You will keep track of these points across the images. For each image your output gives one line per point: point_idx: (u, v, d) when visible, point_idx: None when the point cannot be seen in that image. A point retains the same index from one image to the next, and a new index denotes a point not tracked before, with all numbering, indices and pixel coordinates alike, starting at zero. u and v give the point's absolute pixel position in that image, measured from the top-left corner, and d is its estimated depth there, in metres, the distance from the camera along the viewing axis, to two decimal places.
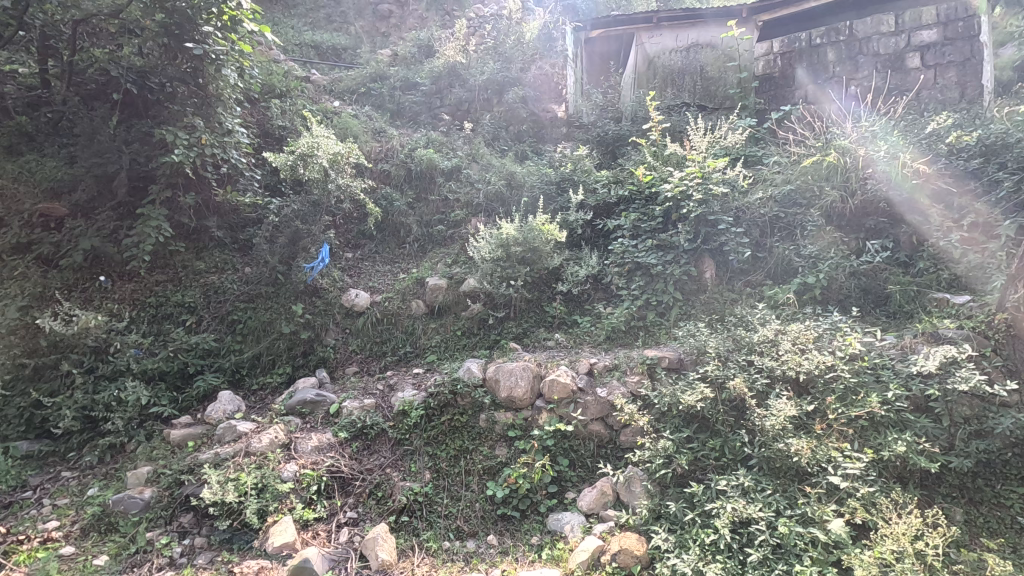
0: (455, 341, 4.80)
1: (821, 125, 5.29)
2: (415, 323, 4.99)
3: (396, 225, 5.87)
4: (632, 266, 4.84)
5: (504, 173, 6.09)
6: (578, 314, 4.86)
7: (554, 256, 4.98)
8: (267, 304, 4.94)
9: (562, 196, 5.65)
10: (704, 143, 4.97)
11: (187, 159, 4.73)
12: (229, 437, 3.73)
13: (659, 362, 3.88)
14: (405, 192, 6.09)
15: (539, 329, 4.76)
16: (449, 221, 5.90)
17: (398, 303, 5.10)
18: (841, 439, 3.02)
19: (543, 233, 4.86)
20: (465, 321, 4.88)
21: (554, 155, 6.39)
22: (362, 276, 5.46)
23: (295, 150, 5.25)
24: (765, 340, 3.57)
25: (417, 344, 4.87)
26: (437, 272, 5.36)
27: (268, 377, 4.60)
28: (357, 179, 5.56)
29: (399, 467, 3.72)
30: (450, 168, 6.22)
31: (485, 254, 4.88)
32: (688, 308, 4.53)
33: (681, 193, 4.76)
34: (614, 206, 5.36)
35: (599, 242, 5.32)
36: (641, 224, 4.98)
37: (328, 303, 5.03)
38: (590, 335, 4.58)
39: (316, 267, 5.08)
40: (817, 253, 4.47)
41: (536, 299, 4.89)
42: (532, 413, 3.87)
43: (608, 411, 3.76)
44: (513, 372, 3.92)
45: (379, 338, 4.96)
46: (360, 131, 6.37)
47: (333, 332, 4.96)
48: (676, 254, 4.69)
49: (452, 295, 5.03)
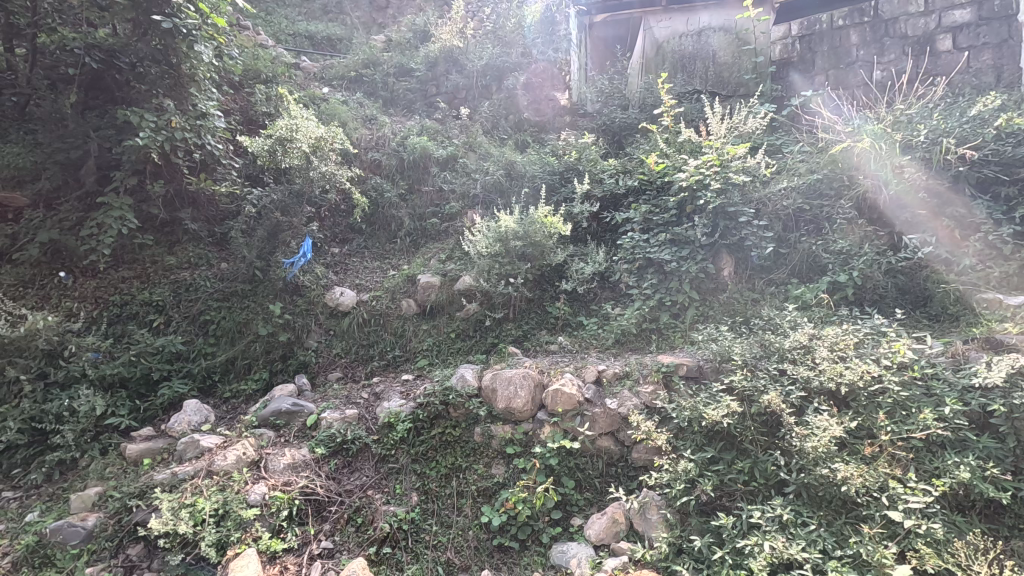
0: (449, 344, 4.37)
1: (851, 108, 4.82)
2: (405, 324, 4.57)
3: (387, 218, 5.45)
4: (643, 262, 4.40)
5: (503, 162, 5.65)
6: (584, 315, 4.45)
7: (557, 252, 4.55)
8: (243, 303, 4.52)
9: (566, 187, 5.22)
10: (722, 128, 4.53)
11: (154, 144, 4.28)
12: (190, 454, 3.31)
13: (675, 370, 3.45)
14: (397, 183, 5.66)
15: (541, 331, 4.34)
16: (444, 214, 5.47)
17: (387, 302, 4.68)
18: (893, 464, 2.60)
19: (546, 226, 4.45)
20: (461, 323, 4.46)
21: (558, 143, 5.95)
22: (349, 273, 5.04)
23: (272, 133, 4.71)
24: (798, 346, 3.14)
25: (408, 347, 4.46)
26: (430, 268, 4.93)
27: (242, 384, 4.20)
28: (344, 167, 5.12)
29: (382, 487, 3.31)
30: (446, 158, 5.79)
31: (481, 249, 4.45)
32: (705, 309, 4.13)
33: (699, 183, 4.32)
34: (623, 198, 4.93)
35: (607, 236, 4.89)
36: (652, 217, 4.56)
37: (310, 303, 4.62)
38: (598, 338, 4.15)
39: (296, 262, 4.64)
40: (848, 248, 4.03)
41: (537, 299, 4.48)
42: (533, 426, 3.46)
43: (619, 425, 3.36)
44: (512, 380, 3.51)
45: (366, 341, 4.55)
46: (349, 118, 5.93)
47: (316, 334, 4.56)
48: (692, 250, 4.27)
49: (446, 293, 4.61)
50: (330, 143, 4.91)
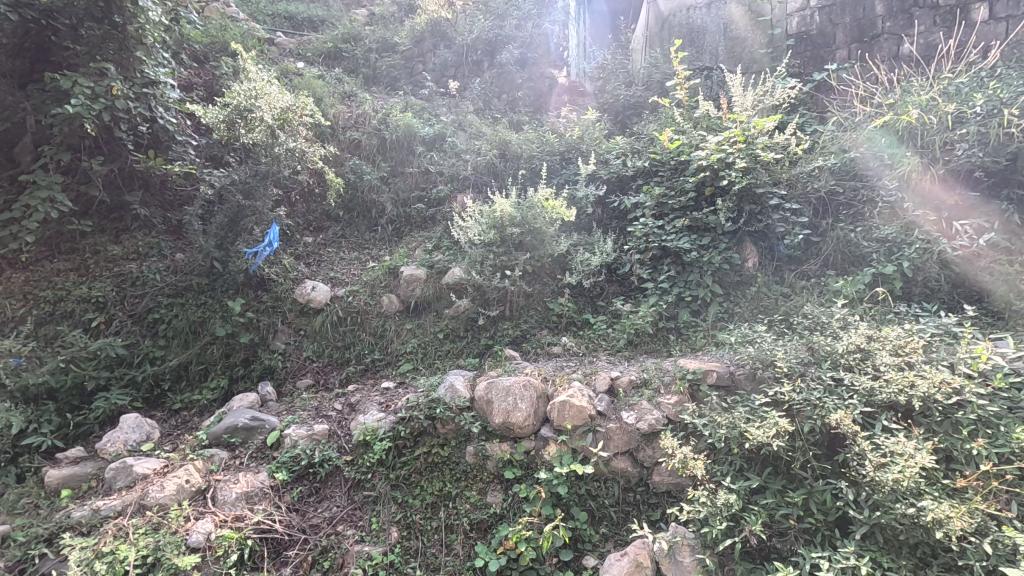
0: (436, 347, 3.82)
1: (893, 77, 4.23)
2: (385, 323, 4.01)
3: (367, 204, 4.87)
4: (658, 252, 3.87)
5: (496, 140, 5.07)
6: (590, 313, 3.90)
7: (559, 241, 4.00)
8: (199, 299, 3.92)
9: (568, 169, 4.67)
10: (747, 100, 3.99)
11: (90, 114, 3.66)
12: (121, 483, 2.73)
13: (702, 378, 2.93)
14: (378, 165, 5.07)
15: (541, 331, 3.80)
16: (431, 199, 4.89)
17: (366, 298, 4.11)
18: (990, 500, 2.08)
19: (546, 210, 3.92)
20: (450, 322, 3.91)
21: (557, 122, 5.39)
22: (323, 265, 4.46)
23: (228, 102, 3.97)
24: (854, 351, 2.63)
25: (389, 350, 3.90)
26: (414, 259, 4.36)
27: (196, 393, 3.62)
28: (317, 144, 4.52)
29: (355, 521, 2.76)
30: (433, 137, 5.20)
31: (473, 237, 3.90)
32: (729, 306, 3.63)
33: (720, 161, 3.80)
34: (632, 181, 4.40)
35: (615, 223, 4.34)
36: (667, 201, 4.02)
37: (277, 298, 4.05)
38: (607, 340, 3.62)
39: (260, 252, 4.04)
40: (896, 235, 3.51)
41: (538, 293, 3.93)
42: (536, 444, 2.92)
43: (637, 443, 2.85)
44: (511, 391, 2.99)
45: (341, 342, 3.98)
46: (325, 93, 5.31)
47: (284, 334, 3.99)
48: (713, 238, 3.76)
49: (433, 288, 4.05)
50: (299, 115, 4.23)
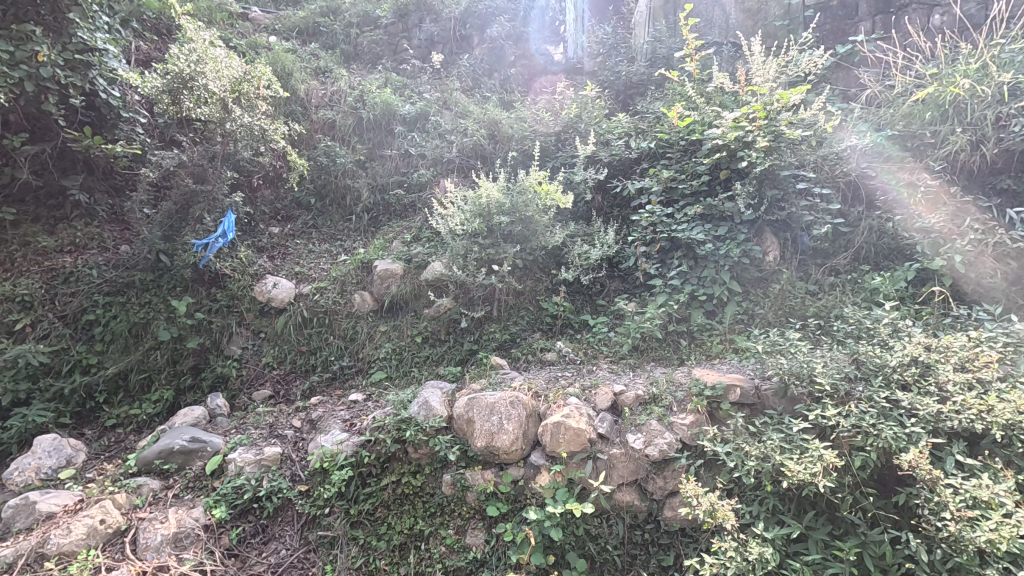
0: (414, 352, 3.35)
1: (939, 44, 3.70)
2: (357, 325, 3.54)
3: (341, 190, 4.38)
4: (667, 244, 3.39)
5: (484, 119, 4.54)
6: (589, 313, 3.44)
7: (554, 231, 3.52)
8: (143, 298, 3.42)
9: (565, 151, 4.16)
10: (769, 70, 3.47)
11: (7, 82, 3.12)
12: (21, 524, 2.25)
13: (723, 396, 2.46)
14: (354, 147, 4.57)
15: (534, 335, 3.32)
16: (412, 184, 4.39)
17: (335, 297, 3.62)
18: None
19: (540, 195, 3.44)
20: (430, 324, 3.42)
21: (552, 99, 4.85)
22: (289, 258, 3.96)
23: (167, 69, 3.33)
24: (910, 364, 2.16)
25: (360, 355, 3.44)
26: (390, 252, 3.86)
27: (135, 407, 3.14)
28: (281, 121, 3.98)
29: (306, 569, 2.30)
30: (414, 116, 4.67)
31: (455, 227, 3.41)
32: (748, 307, 3.17)
33: (737, 141, 3.32)
34: (636, 165, 3.93)
35: (618, 212, 3.86)
36: (676, 185, 3.54)
37: (233, 297, 3.56)
38: (608, 345, 3.16)
39: (212, 244, 3.51)
40: (946, 226, 3.02)
41: (529, 291, 3.46)
42: (525, 473, 2.46)
43: (645, 472, 2.39)
44: (495, 409, 2.53)
45: (306, 347, 3.51)
46: (296, 68, 4.75)
47: (241, 337, 3.52)
48: (730, 228, 3.29)
49: (410, 285, 3.54)
50: (256, 87, 3.60)
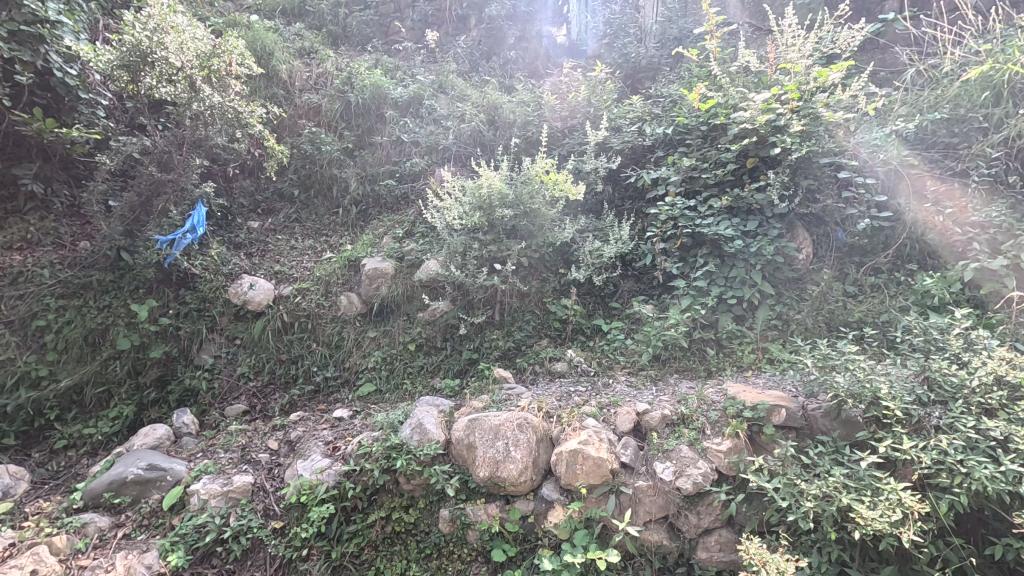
0: (407, 361, 3.00)
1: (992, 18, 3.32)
2: (343, 331, 3.18)
3: (327, 181, 4.01)
4: (689, 240, 3.03)
5: (483, 102, 4.14)
6: (602, 317, 3.10)
7: (563, 225, 3.16)
8: (102, 301, 3.04)
9: (573, 137, 3.78)
10: (804, 44, 3.10)
11: None
12: None
13: (765, 418, 2.12)
14: (341, 134, 4.18)
15: (541, 343, 2.97)
16: (404, 174, 4.00)
17: (319, 299, 3.26)
18: None
19: (546, 185, 3.07)
20: (425, 330, 3.06)
21: (556, 80, 4.45)
22: (268, 255, 3.58)
23: (122, 37, 2.91)
24: (996, 387, 1.81)
25: (347, 365, 3.09)
26: (380, 249, 3.48)
27: (91, 426, 2.78)
28: (257, 103, 3.57)
29: None
30: (407, 100, 4.26)
31: (452, 221, 3.03)
32: (782, 311, 2.82)
33: (768, 125, 2.97)
34: (652, 154, 3.57)
35: (631, 205, 3.50)
36: (698, 174, 3.18)
37: (205, 300, 3.18)
38: (625, 355, 2.81)
39: (180, 241, 3.14)
40: (1004, 219, 2.63)
41: (535, 293, 3.10)
42: (536, 508, 2.12)
43: (675, 508, 2.06)
44: (500, 434, 2.18)
45: (286, 355, 3.15)
46: (277, 47, 4.33)
47: (213, 345, 3.15)
48: (761, 223, 2.94)
49: (402, 286, 3.18)
50: (225, 61, 3.17)
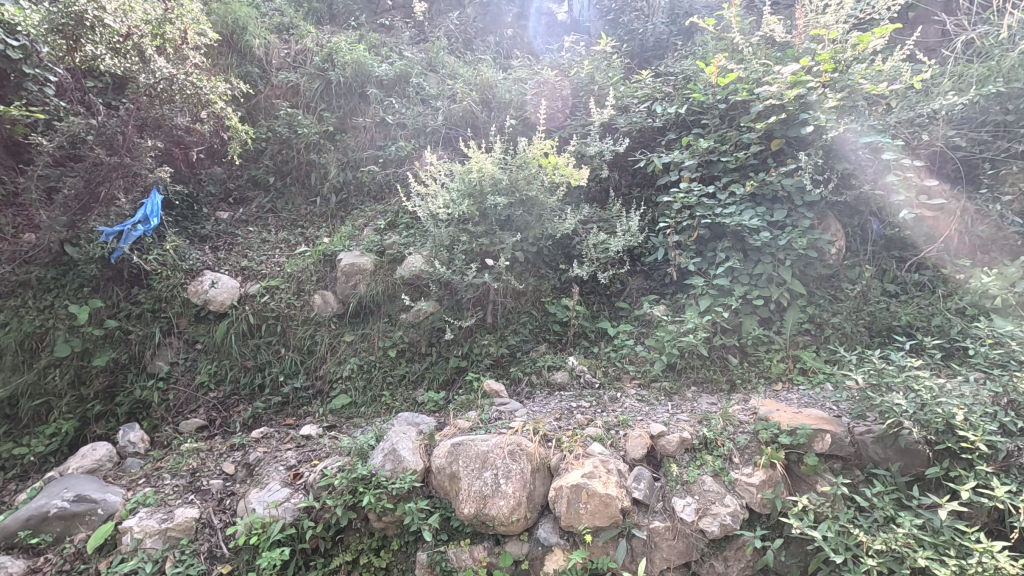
0: (386, 370, 2.65)
1: None
2: (316, 334, 2.83)
3: (305, 167, 3.65)
4: (707, 233, 2.67)
5: (476, 80, 3.75)
6: (607, 319, 2.75)
7: (564, 216, 2.79)
8: (41, 301, 2.69)
9: (575, 118, 3.39)
10: (840, 8, 2.72)
11: None
12: None
13: (805, 445, 1.77)
14: (321, 116, 3.80)
15: (539, 349, 2.61)
16: (388, 159, 3.62)
17: (289, 299, 2.90)
18: None
19: (545, 169, 2.67)
20: (408, 334, 2.71)
21: (556, 56, 4.05)
22: (236, 248, 3.22)
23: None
24: None
25: (320, 373, 2.74)
26: (360, 242, 3.12)
27: (24, 446, 2.43)
28: (221, 78, 3.18)
29: None
30: (392, 78, 3.86)
31: (437, 211, 2.66)
32: (815, 313, 2.47)
33: (797, 101, 2.60)
34: (662, 136, 3.20)
35: (640, 193, 3.14)
36: (716, 158, 2.80)
37: (160, 299, 2.82)
38: (634, 363, 2.46)
39: (130, 233, 2.78)
40: None
41: (532, 292, 2.75)
42: (531, 552, 1.77)
43: (698, 554, 1.71)
44: (488, 463, 1.83)
45: (252, 362, 2.80)
46: (251, 20, 3.93)
47: (170, 350, 2.80)
48: (790, 213, 2.57)
49: (382, 284, 2.81)
50: (178, 24, 2.80)
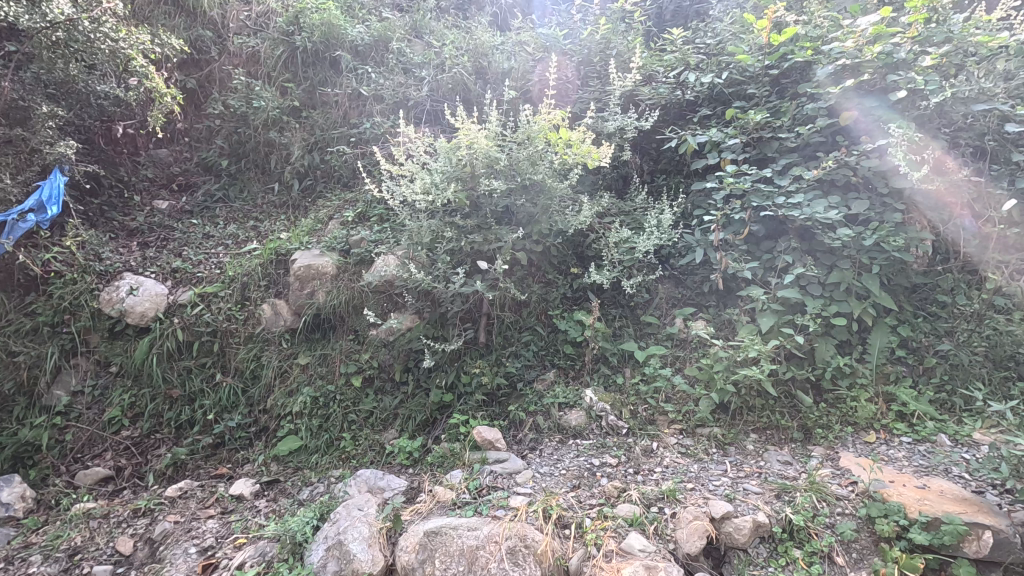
0: (349, 404, 2.05)
1: None
2: (262, 356, 2.23)
3: (262, 148, 3.03)
4: (763, 229, 2.08)
5: (468, 45, 3.11)
6: (632, 338, 2.16)
7: (578, 207, 2.19)
8: None
9: (588, 89, 2.77)
10: None
11: None
12: None
13: (952, 548, 1.20)
14: (283, 88, 3.17)
15: (545, 378, 2.02)
16: (361, 138, 3.00)
17: (229, 310, 2.29)
18: None
19: (555, 147, 2.05)
20: (377, 358, 2.11)
21: (563, 18, 3.37)
22: (169, 245, 2.61)
23: None
24: None
25: (265, 406, 2.15)
26: (322, 238, 2.50)
27: None
28: (151, 33, 2.53)
29: None
30: (368, 43, 3.18)
31: (416, 200, 2.04)
32: (908, 336, 1.89)
33: (881, 60, 2.02)
34: (694, 112, 2.58)
35: (668, 180, 2.56)
36: (772, 134, 2.21)
37: (62, 310, 2.22)
38: (672, 400, 1.87)
39: (20, 225, 2.18)
40: None
41: (537, 304, 2.16)
42: None
43: None
44: (476, 568, 1.24)
45: (179, 390, 2.19)
46: None
47: (74, 376, 2.20)
48: (874, 204, 1.98)
49: (346, 293, 2.21)
50: None
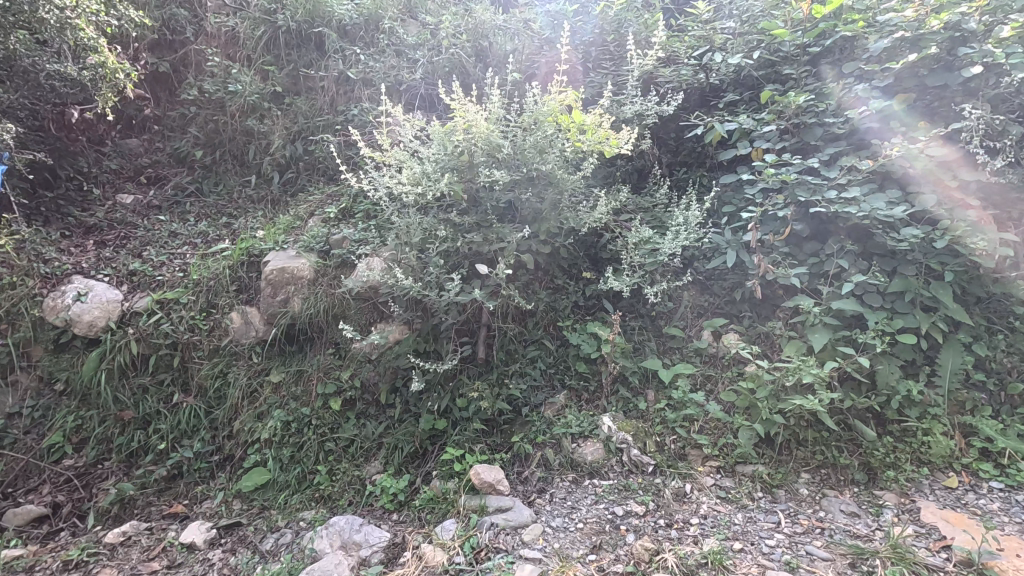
0: (325, 431, 1.76)
1: None
2: (229, 373, 1.93)
3: (239, 137, 2.72)
4: (810, 229, 1.78)
5: (468, 23, 2.80)
6: (656, 353, 1.87)
7: (593, 203, 1.89)
8: None
9: (601, 71, 2.47)
10: None
11: None
12: None
13: None
14: (263, 71, 2.86)
15: (555, 402, 1.73)
16: (348, 127, 2.70)
17: (192, 320, 1.99)
18: None
19: (567, 131, 1.74)
20: (360, 376, 1.81)
21: None
22: (129, 245, 2.31)
23: None
24: None
25: (231, 431, 1.86)
26: (299, 237, 2.20)
27: None
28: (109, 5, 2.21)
29: None
30: (357, 21, 2.86)
31: (404, 193, 1.74)
32: (984, 356, 1.60)
33: (948, 29, 1.72)
34: (722, 95, 2.28)
35: (691, 173, 2.27)
36: (816, 119, 1.91)
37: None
38: (705, 431, 1.58)
39: None
40: None
41: (544, 315, 1.87)
42: None
43: None
44: None
45: (132, 412, 1.90)
46: None
47: (11, 395, 1.91)
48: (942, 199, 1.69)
49: (325, 301, 1.91)
50: None
